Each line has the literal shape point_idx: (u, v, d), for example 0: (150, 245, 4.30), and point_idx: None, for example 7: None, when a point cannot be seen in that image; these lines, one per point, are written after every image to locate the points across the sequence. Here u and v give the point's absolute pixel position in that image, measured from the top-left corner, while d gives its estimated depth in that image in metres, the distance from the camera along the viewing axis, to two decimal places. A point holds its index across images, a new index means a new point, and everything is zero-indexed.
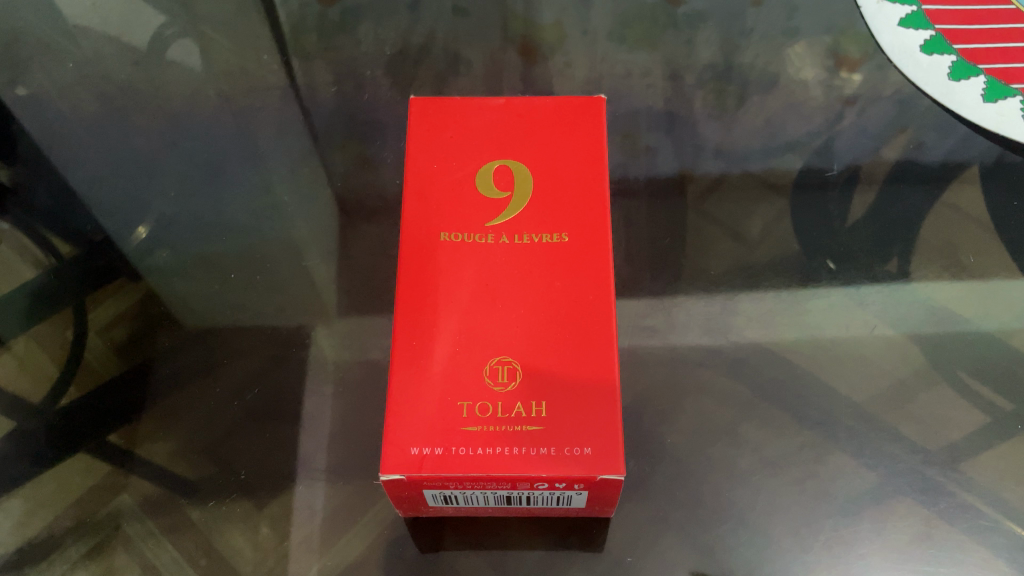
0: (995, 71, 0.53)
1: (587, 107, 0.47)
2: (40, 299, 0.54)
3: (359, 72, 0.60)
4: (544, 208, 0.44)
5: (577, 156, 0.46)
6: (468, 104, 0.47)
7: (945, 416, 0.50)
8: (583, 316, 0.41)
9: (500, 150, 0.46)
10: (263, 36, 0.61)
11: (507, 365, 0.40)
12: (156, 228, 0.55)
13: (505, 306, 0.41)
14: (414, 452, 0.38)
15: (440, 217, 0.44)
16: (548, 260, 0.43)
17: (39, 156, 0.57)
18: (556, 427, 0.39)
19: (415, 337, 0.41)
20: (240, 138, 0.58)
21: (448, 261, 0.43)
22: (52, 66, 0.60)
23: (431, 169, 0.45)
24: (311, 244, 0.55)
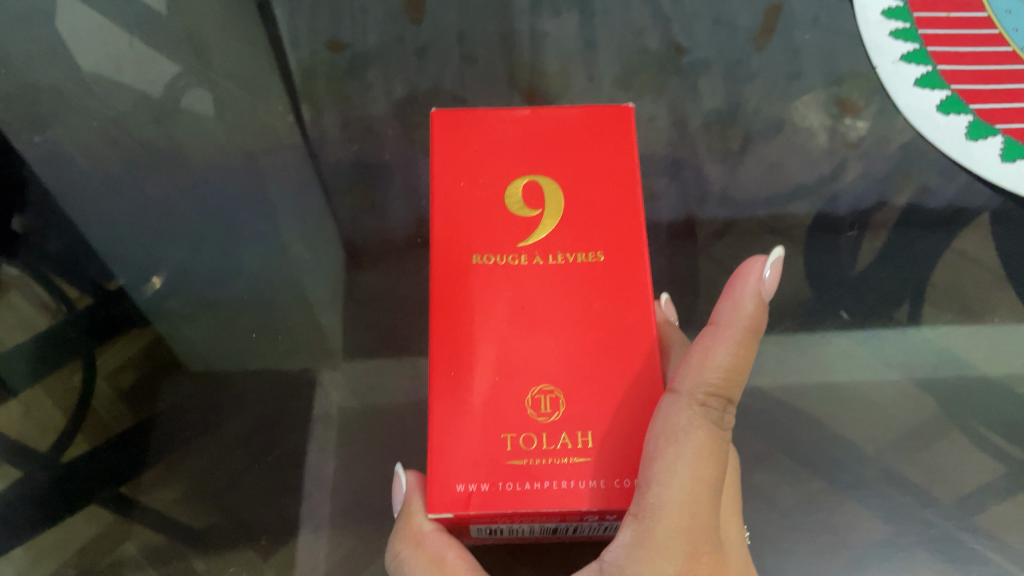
0: (1013, 132, 0.55)
1: (615, 116, 0.46)
2: (50, 345, 0.53)
3: (365, 118, 0.60)
4: (578, 226, 0.44)
5: (607, 169, 0.45)
6: (489, 116, 0.46)
7: (960, 466, 0.50)
8: (625, 341, 0.41)
9: (527, 165, 0.45)
10: (271, 82, 0.61)
11: (549, 395, 0.40)
12: (172, 277, 0.56)
13: (545, 334, 0.41)
14: (460, 488, 0.38)
15: (470, 239, 0.43)
16: (586, 283, 0.42)
17: (49, 202, 0.57)
18: (603, 458, 0.39)
19: (453, 367, 0.41)
20: (250, 182, 0.58)
21: (482, 286, 0.42)
22: (62, 109, 0.59)
23: (456, 188, 0.44)
24: (320, 285, 0.56)
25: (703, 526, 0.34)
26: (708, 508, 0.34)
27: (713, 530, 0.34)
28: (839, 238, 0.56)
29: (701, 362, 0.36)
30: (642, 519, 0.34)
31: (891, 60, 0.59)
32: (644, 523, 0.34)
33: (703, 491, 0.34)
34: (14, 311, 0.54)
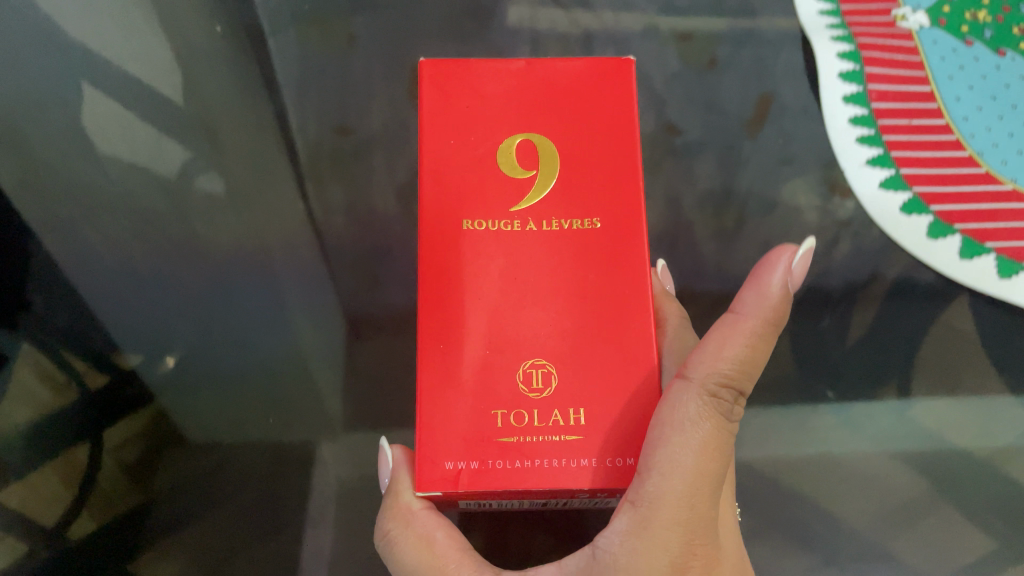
0: (972, 230, 0.57)
1: (611, 73, 0.46)
2: (55, 420, 0.53)
3: (369, 197, 0.61)
4: (573, 191, 0.44)
5: (600, 131, 0.45)
6: (484, 72, 0.46)
7: (945, 544, 0.51)
8: (616, 313, 0.42)
9: (521, 123, 0.45)
10: (276, 155, 0.61)
11: (541, 370, 0.41)
12: (187, 359, 0.56)
13: (539, 310, 0.42)
14: (450, 466, 0.40)
15: (463, 204, 0.44)
16: (579, 251, 0.43)
17: (58, 275, 0.57)
18: (593, 435, 0.40)
19: (446, 340, 0.42)
20: (255, 254, 0.59)
21: (474, 260, 0.43)
22: (70, 177, 0.60)
23: (448, 147, 0.45)
24: (320, 359, 0.56)
25: (700, 518, 0.36)
26: (707, 502, 0.36)
27: (709, 524, 0.36)
28: (825, 320, 0.57)
29: (719, 350, 0.38)
30: (640, 507, 0.36)
31: (857, 161, 0.60)
32: (641, 512, 0.36)
33: (705, 483, 0.36)
34: (19, 385, 0.54)
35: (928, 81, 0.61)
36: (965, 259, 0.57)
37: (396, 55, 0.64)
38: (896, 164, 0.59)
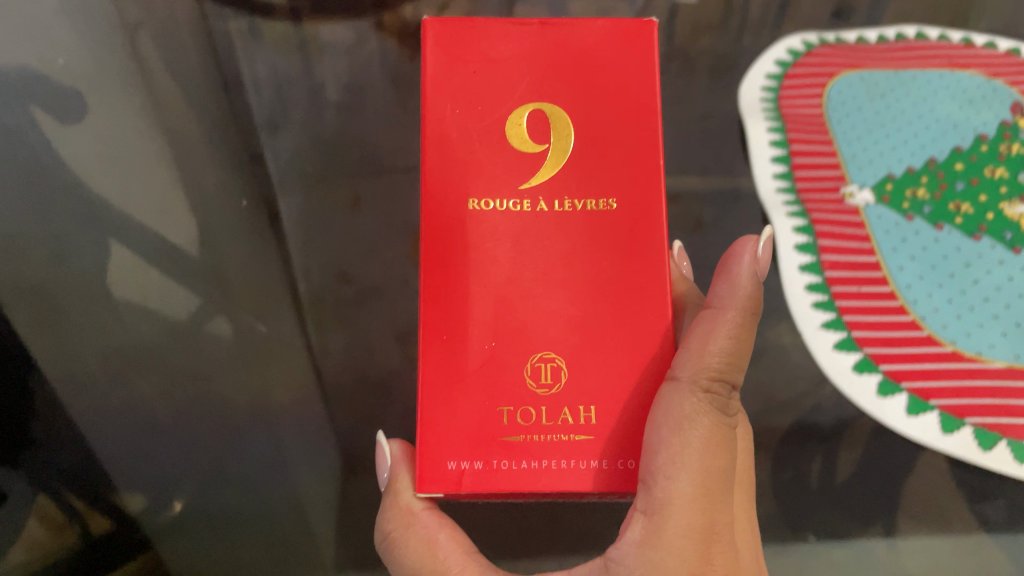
0: (950, 405, 0.50)
1: (634, 37, 0.40)
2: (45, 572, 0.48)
3: (370, 346, 0.56)
4: (588, 166, 0.39)
5: (621, 98, 0.40)
6: (494, 29, 0.40)
7: None
8: (632, 299, 0.38)
9: (534, 90, 0.40)
10: (281, 304, 0.58)
11: (549, 366, 0.37)
12: (192, 504, 0.52)
13: (551, 300, 0.38)
14: (451, 465, 0.36)
15: (469, 179, 0.39)
16: (596, 237, 0.38)
17: (56, 410, 0.52)
18: (605, 433, 0.37)
19: (450, 328, 0.37)
20: (255, 398, 0.55)
21: (481, 245, 0.38)
22: (81, 313, 0.56)
23: (452, 119, 0.39)
24: (314, 500, 0.52)
25: (716, 518, 0.33)
26: (719, 498, 0.33)
27: (726, 526, 0.33)
28: (839, 452, 0.51)
29: (702, 347, 0.35)
30: (652, 515, 0.32)
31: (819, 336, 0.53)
32: (655, 519, 0.32)
33: (714, 481, 0.33)
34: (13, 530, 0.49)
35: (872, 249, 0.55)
36: (908, 418, 0.50)
37: (398, 201, 0.60)
38: (845, 321, 0.53)
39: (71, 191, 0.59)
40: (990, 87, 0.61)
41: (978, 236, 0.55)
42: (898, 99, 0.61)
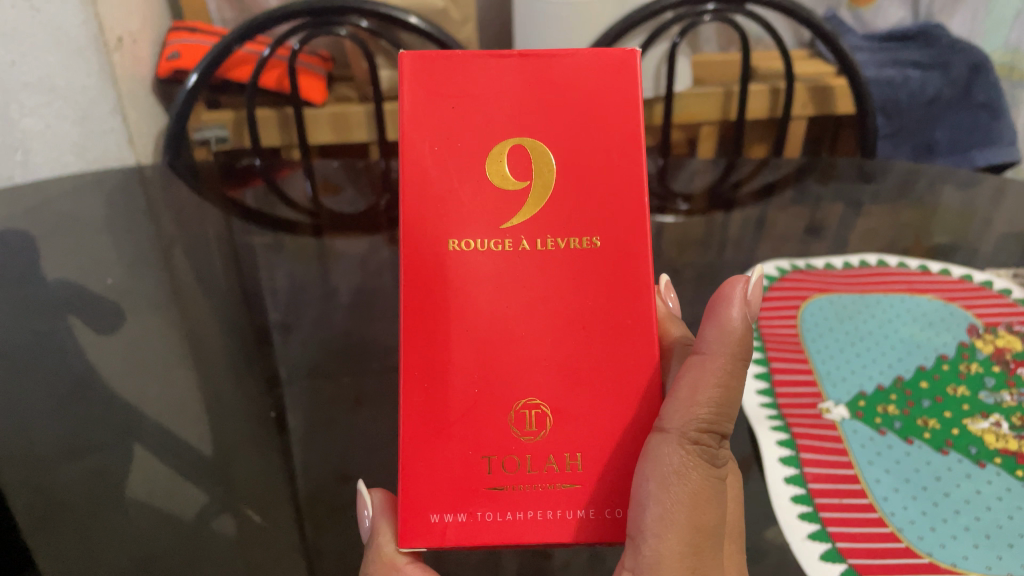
0: None
1: (620, 72, 0.29)
2: None
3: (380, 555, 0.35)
4: (572, 205, 0.29)
5: (613, 149, 0.29)
6: (471, 63, 0.29)
7: None
8: (622, 348, 0.29)
9: (515, 122, 0.29)
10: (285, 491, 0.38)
11: (534, 410, 0.28)
12: None
13: (542, 346, 0.28)
14: (435, 519, 0.28)
15: (442, 219, 0.28)
16: (580, 277, 0.29)
17: None
18: (601, 485, 0.28)
19: (429, 381, 0.28)
20: None
21: (460, 281, 0.28)
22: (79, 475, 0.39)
23: (430, 160, 0.28)
24: None
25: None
26: (712, 556, 0.25)
27: None
28: None
29: (689, 395, 0.26)
30: None
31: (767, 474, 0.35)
32: None
33: (707, 542, 0.25)
34: None
35: (815, 382, 0.40)
36: None
37: None
38: (804, 460, 0.36)
39: (100, 402, 0.44)
40: (948, 311, 0.45)
41: (946, 450, 0.36)
42: (864, 320, 0.45)
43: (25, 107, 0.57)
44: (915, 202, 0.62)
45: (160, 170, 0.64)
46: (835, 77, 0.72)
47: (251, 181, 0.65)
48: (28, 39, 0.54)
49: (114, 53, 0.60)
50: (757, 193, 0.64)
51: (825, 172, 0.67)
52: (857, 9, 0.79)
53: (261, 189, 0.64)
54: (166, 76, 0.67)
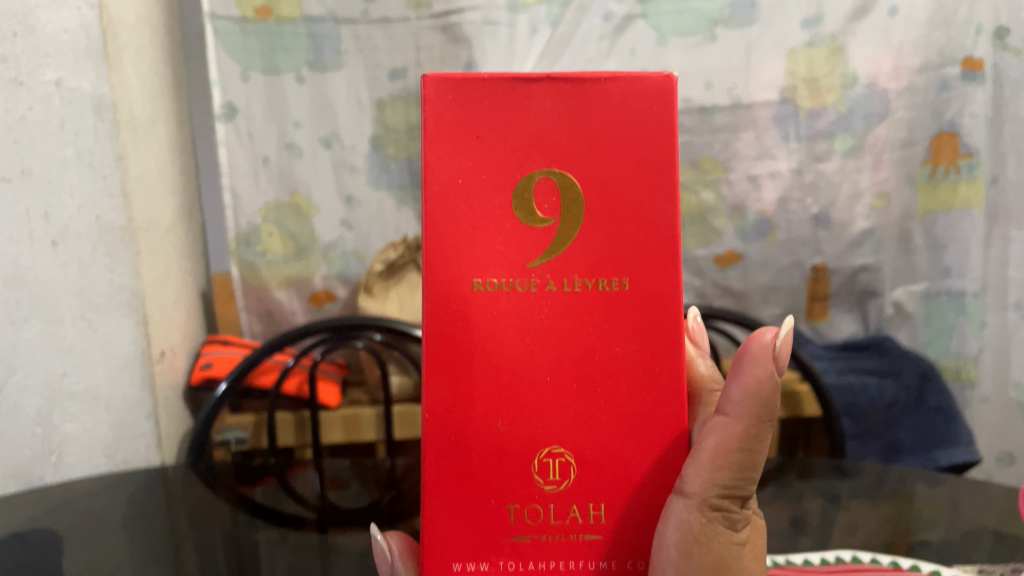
0: None
1: (655, 99, 0.30)
2: None
3: None
4: (599, 241, 0.30)
5: (645, 175, 0.30)
6: (500, 93, 0.30)
7: None
8: (646, 392, 0.30)
9: (541, 153, 0.30)
10: None
11: (558, 459, 0.31)
12: None
13: (568, 391, 0.30)
14: (457, 566, 0.31)
15: (468, 258, 0.30)
16: (606, 318, 0.30)
17: None
18: (619, 537, 0.31)
19: (455, 426, 0.30)
20: None
21: (488, 326, 0.30)
22: None
23: (453, 190, 0.30)
24: None
25: None
26: None
27: None
28: None
29: (713, 461, 0.30)
30: None
31: None
32: None
33: None
34: None
35: None
36: None
37: None
38: None
39: None
40: None
41: None
42: None
43: (67, 413, 0.62)
44: (889, 494, 0.66)
45: (181, 470, 0.69)
46: (799, 382, 0.80)
47: (263, 479, 0.69)
48: (83, 355, 0.61)
49: (155, 366, 0.67)
50: None
51: (802, 470, 0.72)
52: (814, 323, 0.88)
53: (271, 485, 0.68)
54: (198, 384, 0.75)
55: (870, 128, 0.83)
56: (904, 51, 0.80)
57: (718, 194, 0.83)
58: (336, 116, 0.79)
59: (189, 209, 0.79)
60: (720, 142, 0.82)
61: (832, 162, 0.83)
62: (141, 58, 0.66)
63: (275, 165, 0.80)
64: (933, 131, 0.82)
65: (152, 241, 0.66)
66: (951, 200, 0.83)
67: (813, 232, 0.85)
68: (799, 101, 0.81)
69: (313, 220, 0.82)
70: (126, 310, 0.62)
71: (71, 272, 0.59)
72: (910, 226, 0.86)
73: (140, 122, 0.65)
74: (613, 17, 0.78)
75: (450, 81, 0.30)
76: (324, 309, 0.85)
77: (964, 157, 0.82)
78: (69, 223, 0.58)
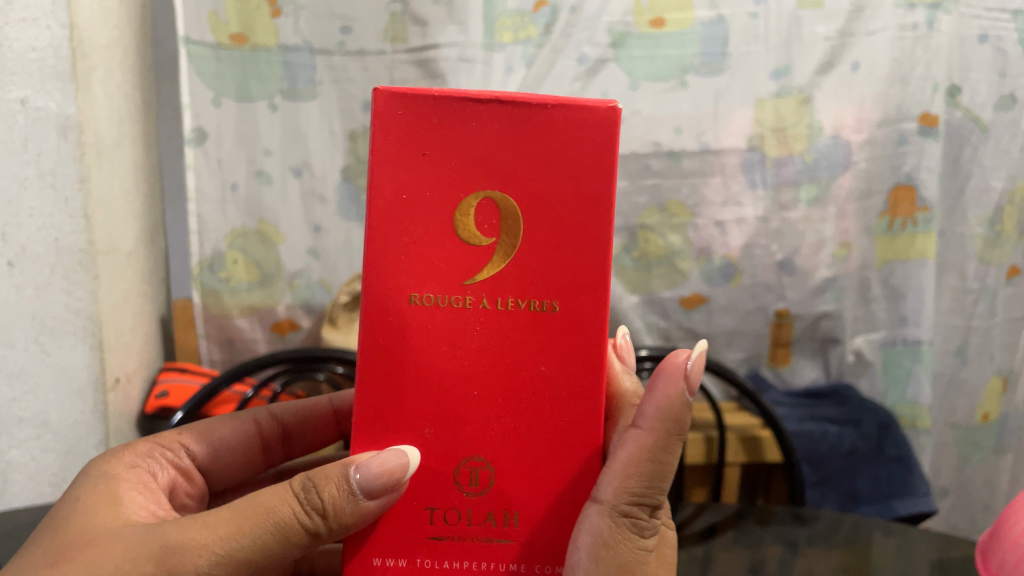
0: None
1: (596, 131, 0.31)
2: (245, 516, 0.31)
3: None
4: (531, 265, 0.32)
5: (581, 203, 0.32)
6: (449, 117, 0.31)
7: None
8: (567, 411, 0.33)
9: (484, 176, 0.32)
10: None
11: (479, 467, 0.33)
12: None
13: (494, 404, 0.33)
14: (377, 562, 0.33)
15: (406, 272, 0.32)
16: (534, 338, 0.32)
17: None
18: (533, 541, 0.33)
19: (386, 430, 0.32)
20: None
21: (423, 339, 0.32)
22: None
23: (397, 205, 0.32)
24: None
25: None
26: None
27: None
28: None
29: (624, 470, 0.31)
30: None
31: None
32: None
33: None
34: (248, 505, 0.31)
35: None
36: None
37: None
38: None
39: None
40: None
41: None
42: None
43: (13, 439, 0.59)
44: (845, 541, 0.67)
45: None
46: (761, 427, 0.80)
47: None
48: (33, 379, 0.59)
49: (109, 394, 0.65)
50: (700, 531, 0.69)
51: (761, 515, 0.72)
52: (776, 367, 0.89)
53: None
54: (153, 412, 0.73)
55: (834, 178, 0.84)
56: (865, 105, 0.82)
57: (685, 238, 0.84)
58: (308, 145, 0.79)
59: (152, 232, 0.77)
60: (687, 187, 0.83)
61: (797, 211, 0.84)
62: (110, 80, 0.65)
63: (243, 191, 0.79)
64: (891, 184, 0.84)
65: (111, 265, 0.65)
66: (907, 250, 0.85)
67: (777, 277, 0.86)
68: (766, 150, 0.82)
69: (280, 248, 0.81)
70: (81, 334, 0.61)
71: (25, 294, 0.57)
72: (868, 276, 0.87)
73: (106, 144, 0.64)
74: (586, 60, 0.79)
75: (402, 99, 0.31)
76: (286, 338, 0.84)
77: (920, 210, 0.84)
78: (27, 244, 0.56)
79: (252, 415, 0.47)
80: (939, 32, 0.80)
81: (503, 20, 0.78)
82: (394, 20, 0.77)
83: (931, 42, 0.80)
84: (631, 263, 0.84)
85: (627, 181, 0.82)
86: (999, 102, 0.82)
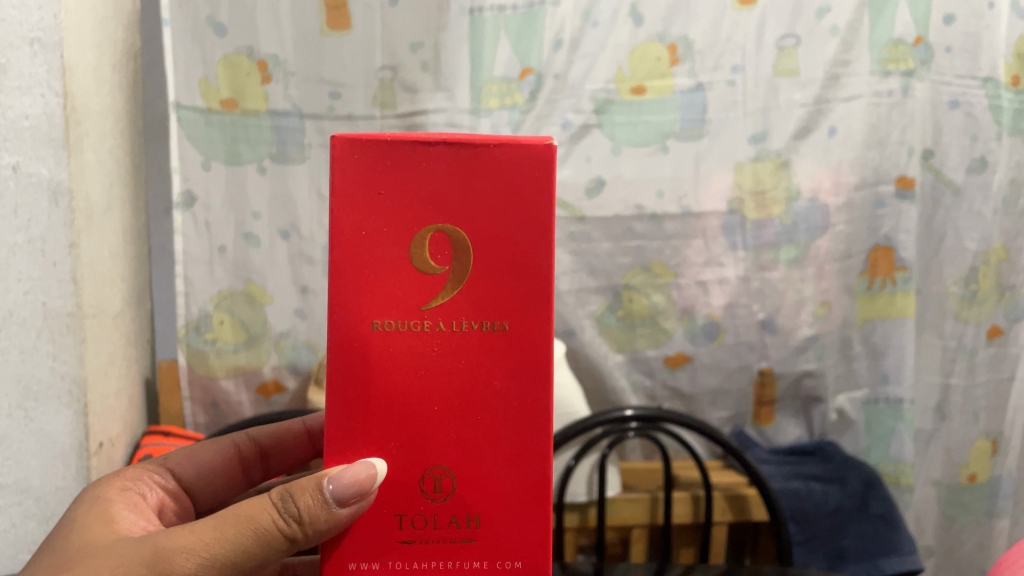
0: None
1: (537, 165, 0.34)
2: (231, 524, 0.35)
3: None
4: (484, 291, 0.35)
5: (526, 230, 0.34)
6: (400, 157, 0.33)
7: None
8: (520, 423, 0.35)
9: (436, 211, 0.34)
10: None
11: (441, 476, 0.35)
12: None
13: (453, 419, 0.35)
14: (351, 566, 0.35)
15: (368, 300, 0.34)
16: (487, 357, 0.35)
17: None
18: (493, 541, 0.36)
19: (353, 448, 0.35)
20: None
21: (384, 361, 0.34)
22: None
23: (356, 239, 0.34)
24: None
25: None
26: None
27: None
28: None
29: None
30: None
31: None
32: None
33: None
34: (237, 514, 0.35)
35: None
36: None
37: None
38: None
39: None
40: None
41: None
42: None
43: None
44: None
45: None
46: (748, 485, 0.81)
47: None
48: (16, 443, 0.59)
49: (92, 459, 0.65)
50: None
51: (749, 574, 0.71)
52: (760, 426, 0.90)
53: None
54: None
55: (813, 240, 0.86)
56: (842, 169, 0.84)
57: (668, 298, 0.85)
58: (296, 209, 0.80)
59: (138, 294, 0.78)
60: (670, 248, 0.84)
61: (777, 271, 0.86)
62: (101, 145, 0.66)
63: (231, 254, 0.80)
64: (871, 246, 0.86)
65: (97, 328, 0.65)
66: (887, 309, 0.87)
67: (759, 336, 0.87)
68: (745, 212, 0.84)
69: (266, 309, 0.81)
70: (66, 399, 0.60)
71: (11, 358, 0.57)
72: (849, 334, 0.89)
73: (95, 209, 0.64)
74: (570, 126, 0.81)
75: (354, 140, 0.33)
76: (272, 400, 0.83)
77: (899, 270, 0.86)
78: (13, 308, 0.57)
79: (232, 439, 0.51)
80: (913, 98, 0.83)
81: (490, 86, 0.80)
82: (383, 87, 0.79)
83: (906, 107, 0.83)
84: (616, 322, 0.85)
85: (610, 243, 0.83)
86: (970, 165, 0.85)
